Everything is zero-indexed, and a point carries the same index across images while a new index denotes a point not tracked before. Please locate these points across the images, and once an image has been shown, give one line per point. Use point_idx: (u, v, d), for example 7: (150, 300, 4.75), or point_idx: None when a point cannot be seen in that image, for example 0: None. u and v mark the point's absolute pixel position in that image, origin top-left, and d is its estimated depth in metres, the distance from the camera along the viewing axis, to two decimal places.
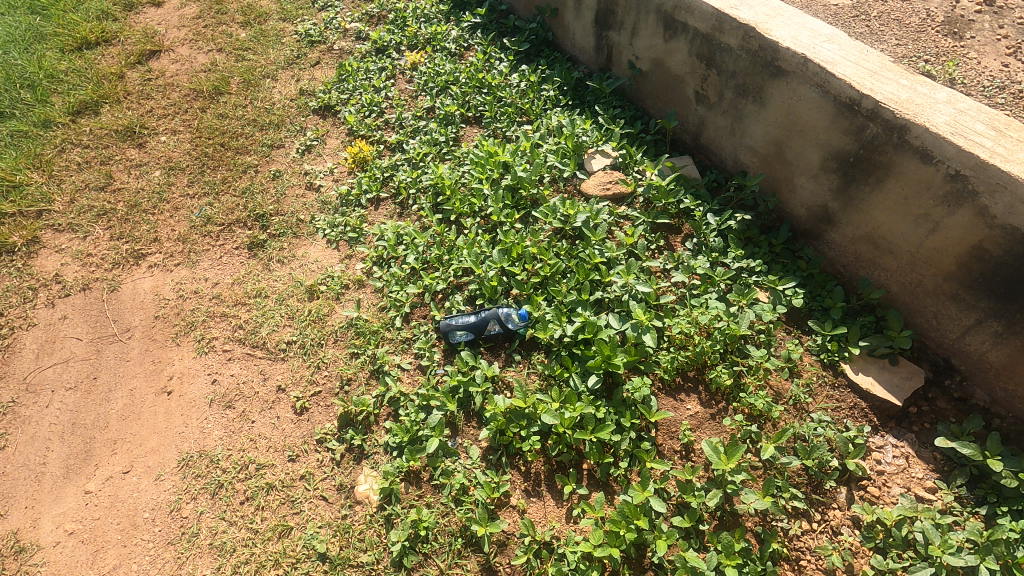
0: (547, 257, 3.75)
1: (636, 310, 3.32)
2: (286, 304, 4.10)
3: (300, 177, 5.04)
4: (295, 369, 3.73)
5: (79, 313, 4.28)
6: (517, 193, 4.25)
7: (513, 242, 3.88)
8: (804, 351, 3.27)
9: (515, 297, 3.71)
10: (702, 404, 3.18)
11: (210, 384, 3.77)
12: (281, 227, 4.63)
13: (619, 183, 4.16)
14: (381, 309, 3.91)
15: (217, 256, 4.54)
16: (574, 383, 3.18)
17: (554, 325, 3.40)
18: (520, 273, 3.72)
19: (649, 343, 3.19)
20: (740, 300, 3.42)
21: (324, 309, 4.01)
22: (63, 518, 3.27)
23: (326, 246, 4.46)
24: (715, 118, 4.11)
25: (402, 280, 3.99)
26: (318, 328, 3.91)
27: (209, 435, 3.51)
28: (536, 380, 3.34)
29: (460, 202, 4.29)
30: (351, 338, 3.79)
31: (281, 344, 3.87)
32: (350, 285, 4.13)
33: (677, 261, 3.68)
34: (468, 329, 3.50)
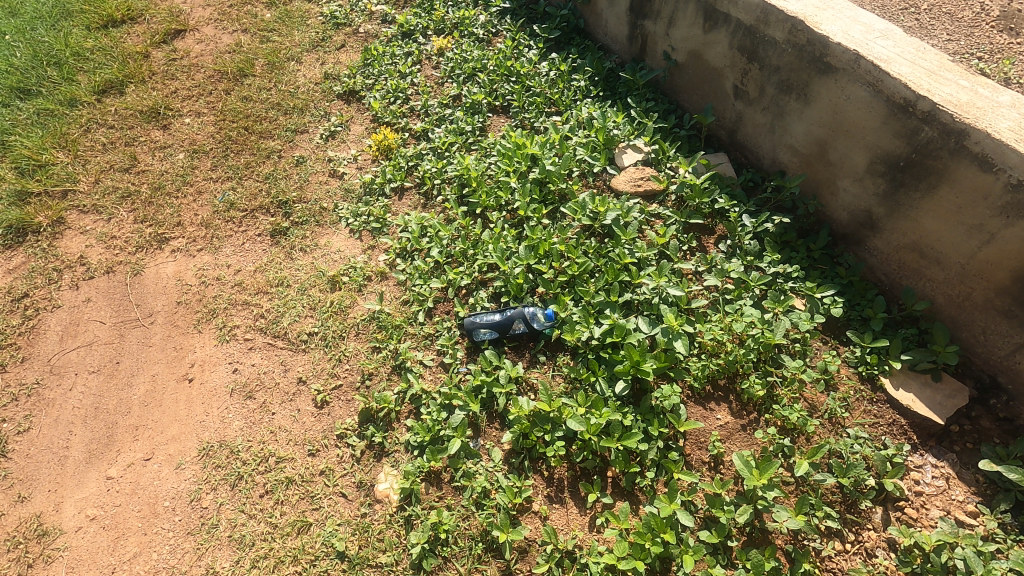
0: (574, 256, 3.65)
1: (668, 314, 3.22)
2: (309, 294, 4.06)
3: (323, 163, 4.97)
4: (317, 361, 3.69)
5: (103, 296, 4.29)
6: (545, 187, 4.13)
7: (541, 239, 3.79)
8: (841, 363, 3.15)
9: (540, 296, 3.63)
10: (732, 414, 3.08)
11: (232, 373, 3.76)
12: (304, 214, 4.57)
13: (651, 180, 4.02)
14: (403, 303, 3.86)
15: (240, 243, 4.50)
16: (600, 387, 3.10)
17: (582, 327, 3.31)
18: (547, 272, 3.62)
19: (680, 349, 3.09)
20: (775, 307, 3.30)
21: (346, 301, 3.95)
22: (85, 503, 3.28)
23: (349, 235, 4.39)
24: (754, 114, 3.95)
25: (425, 274, 3.93)
26: (339, 320, 3.86)
27: (229, 425, 3.50)
28: (561, 383, 3.26)
29: (486, 195, 4.20)
30: (373, 331, 3.74)
31: (303, 335, 3.83)
32: (373, 277, 4.07)
33: (710, 264, 3.56)
34: (491, 326, 3.42)
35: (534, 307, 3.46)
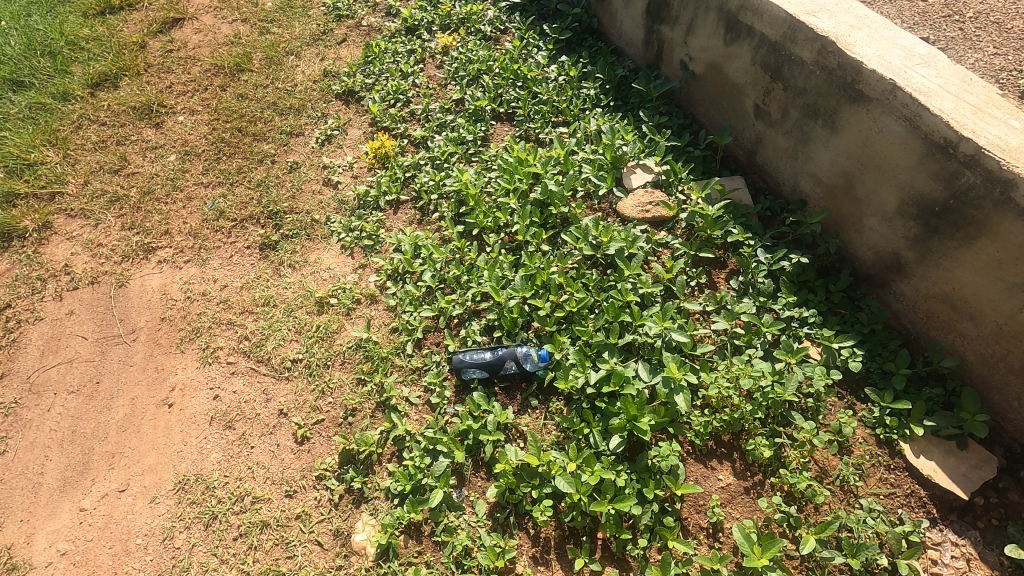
0: (574, 289, 3.41)
1: (670, 363, 2.98)
2: (295, 316, 3.87)
3: (318, 170, 4.73)
4: (300, 391, 3.53)
5: (86, 309, 4.15)
6: (546, 209, 3.87)
7: (538, 268, 3.56)
8: (857, 424, 2.90)
9: (536, 331, 3.41)
10: (735, 474, 2.86)
11: (212, 399, 3.61)
12: (295, 227, 4.36)
13: (660, 206, 3.74)
14: (392, 331, 3.66)
15: (228, 255, 4.32)
16: (594, 441, 2.90)
17: (577, 372, 3.09)
18: (543, 306, 3.38)
19: (681, 404, 2.86)
20: (787, 357, 3.05)
21: (333, 325, 3.77)
22: (56, 536, 3.18)
23: (340, 251, 4.18)
24: (775, 137, 3.64)
25: (416, 300, 3.72)
26: (325, 347, 3.68)
27: (207, 457, 3.37)
28: (552, 432, 3.05)
29: (483, 215, 3.94)
30: (359, 362, 3.55)
31: (286, 362, 3.66)
32: (362, 299, 3.87)
33: (719, 303, 3.31)
34: (480, 364, 3.22)
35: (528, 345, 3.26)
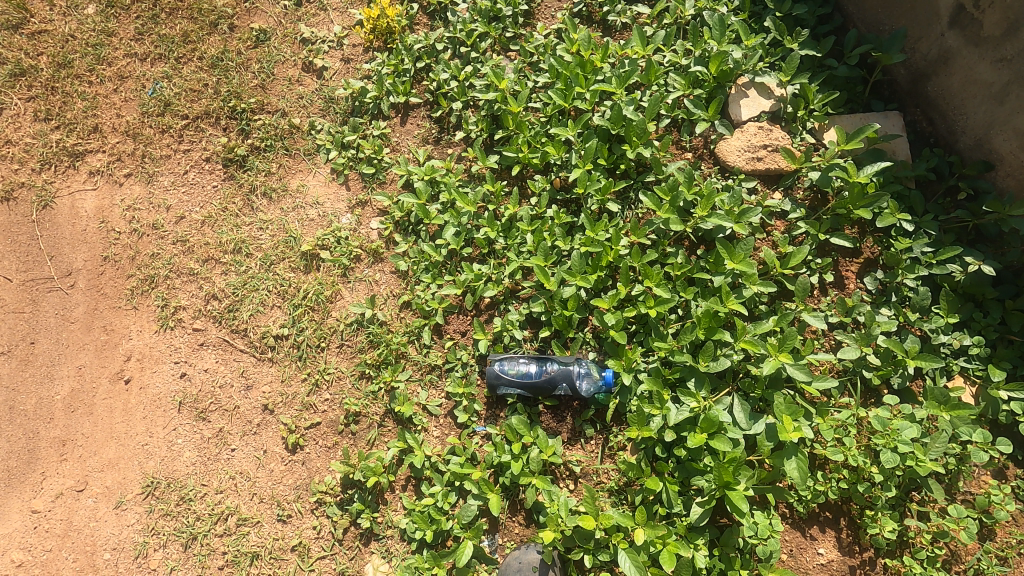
0: (652, 281, 2.49)
1: (782, 411, 2.22)
2: (275, 273, 2.97)
3: (294, 47, 3.38)
4: (287, 380, 2.79)
5: (3, 238, 3.18)
6: (616, 146, 2.76)
7: (602, 242, 2.59)
8: (1011, 500, 2.25)
9: (595, 331, 2.58)
10: (840, 549, 2.29)
11: (178, 378, 2.89)
12: (267, 136, 3.22)
13: (780, 153, 2.62)
14: (403, 308, 2.82)
15: (181, 171, 3.24)
16: (668, 502, 2.27)
17: (652, 408, 2.33)
18: (608, 304, 2.48)
19: (793, 474, 2.16)
20: (939, 408, 2.26)
21: (325, 291, 2.90)
22: (9, 542, 2.71)
23: (330, 178, 3.13)
24: (976, 61, 2.42)
25: (434, 268, 2.81)
26: (317, 320, 2.86)
27: (178, 456, 2.76)
28: (612, 474, 2.42)
29: (527, 146, 2.84)
30: (362, 349, 2.78)
31: (268, 338, 2.86)
32: (362, 256, 2.94)
33: (849, 315, 2.43)
34: (518, 381, 2.44)
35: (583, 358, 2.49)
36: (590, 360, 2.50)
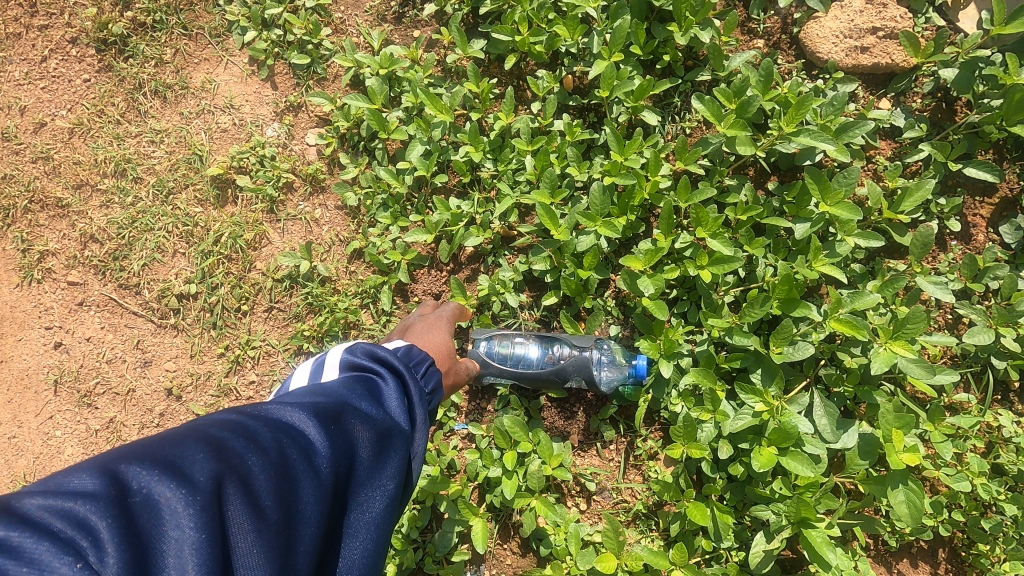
0: (706, 230, 1.73)
1: (888, 422, 1.55)
2: (175, 206, 2.15)
3: None
4: (198, 355, 2.06)
5: None
6: (657, 26, 1.88)
7: (635, 171, 1.80)
8: None
9: (619, 297, 1.86)
10: None
11: (52, 350, 2.13)
12: (156, 7, 2.24)
13: (898, 40, 1.78)
14: (352, 257, 2.06)
15: (37, 56, 2.28)
16: (717, 538, 1.66)
17: (701, 412, 1.67)
18: (642, 263, 1.73)
19: (900, 511, 1.53)
20: None
21: (245, 234, 2.10)
22: None
23: (248, 72, 2.22)
24: None
25: (396, 203, 2.02)
26: (235, 275, 2.09)
27: (58, 454, 2.07)
28: (637, 491, 1.80)
29: (527, 26, 1.95)
30: (298, 314, 2.04)
31: (170, 299, 2.09)
32: (297, 184, 2.13)
33: (979, 281, 1.72)
34: (519, 375, 1.75)
35: (603, 339, 1.79)
36: (612, 340, 1.80)
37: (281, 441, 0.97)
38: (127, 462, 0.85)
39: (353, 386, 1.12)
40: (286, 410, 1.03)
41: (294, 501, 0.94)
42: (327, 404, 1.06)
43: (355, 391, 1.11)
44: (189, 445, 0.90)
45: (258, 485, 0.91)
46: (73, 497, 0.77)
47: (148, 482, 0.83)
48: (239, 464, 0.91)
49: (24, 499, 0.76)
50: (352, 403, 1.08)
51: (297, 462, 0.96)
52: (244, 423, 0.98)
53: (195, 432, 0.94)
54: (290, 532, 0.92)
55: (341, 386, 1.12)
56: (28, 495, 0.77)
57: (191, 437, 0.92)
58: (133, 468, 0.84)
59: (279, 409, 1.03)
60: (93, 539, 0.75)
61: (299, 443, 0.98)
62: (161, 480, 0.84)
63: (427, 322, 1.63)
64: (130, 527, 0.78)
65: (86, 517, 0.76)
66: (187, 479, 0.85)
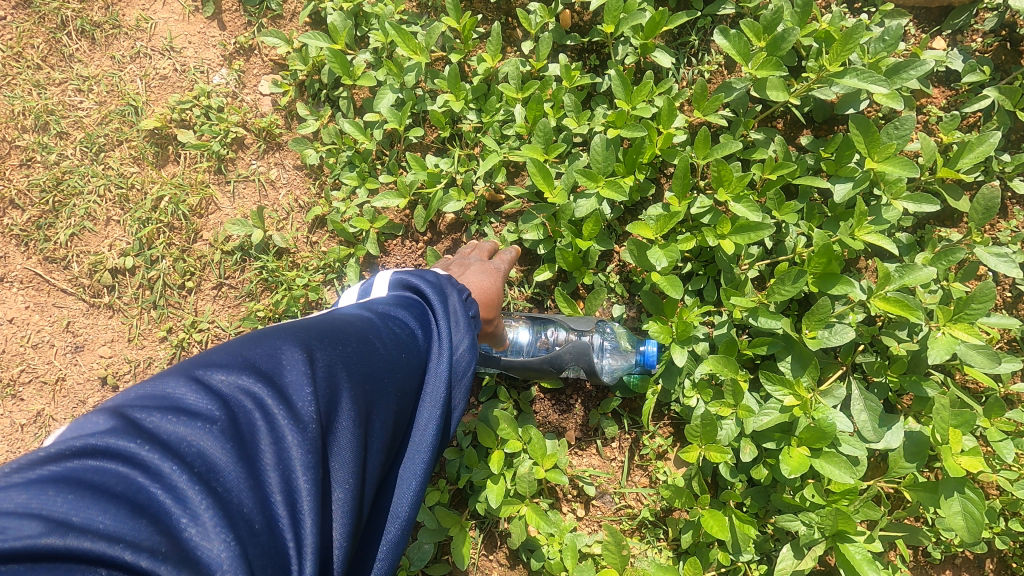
0: (728, 191, 1.46)
1: (943, 420, 1.29)
2: (107, 167, 1.84)
3: None
4: (137, 339, 1.79)
5: None
6: None
7: (646, 121, 1.51)
8: None
9: (623, 271, 1.61)
10: None
11: None
12: None
13: None
14: (314, 226, 1.77)
15: None
16: (738, 551, 1.43)
17: (720, 407, 1.42)
18: (652, 233, 1.46)
19: (959, 524, 1.28)
20: None
21: (190, 199, 1.81)
22: None
23: (190, 6, 1.88)
24: None
25: (364, 162, 1.73)
26: (179, 248, 1.80)
27: None
28: (643, 493, 1.56)
29: None
30: (253, 292, 1.77)
31: (103, 274, 1.80)
32: (249, 141, 1.83)
33: None
34: (513, 366, 1.49)
35: (605, 321, 1.54)
36: (616, 323, 1.55)
37: (355, 347, 0.87)
38: (213, 367, 0.77)
39: (407, 303, 1.01)
40: (350, 318, 0.92)
41: (376, 421, 0.86)
42: (388, 319, 0.95)
43: (411, 309, 1.00)
44: (271, 346, 0.81)
45: (344, 396, 0.82)
46: (174, 408, 0.70)
47: (247, 400, 0.74)
48: (326, 366, 0.82)
49: (128, 411, 0.69)
50: (407, 321, 0.98)
51: (375, 372, 0.87)
52: (313, 325, 0.88)
53: (277, 338, 0.83)
54: (373, 454, 0.86)
55: (403, 304, 1.01)
56: (128, 407, 0.70)
57: (268, 339, 0.83)
58: (222, 373, 0.76)
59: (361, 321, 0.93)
60: (203, 453, 0.68)
61: (373, 350, 0.88)
62: (255, 389, 0.76)
63: (480, 271, 1.38)
64: (234, 438, 0.71)
65: (193, 431, 0.69)
66: (280, 386, 0.77)
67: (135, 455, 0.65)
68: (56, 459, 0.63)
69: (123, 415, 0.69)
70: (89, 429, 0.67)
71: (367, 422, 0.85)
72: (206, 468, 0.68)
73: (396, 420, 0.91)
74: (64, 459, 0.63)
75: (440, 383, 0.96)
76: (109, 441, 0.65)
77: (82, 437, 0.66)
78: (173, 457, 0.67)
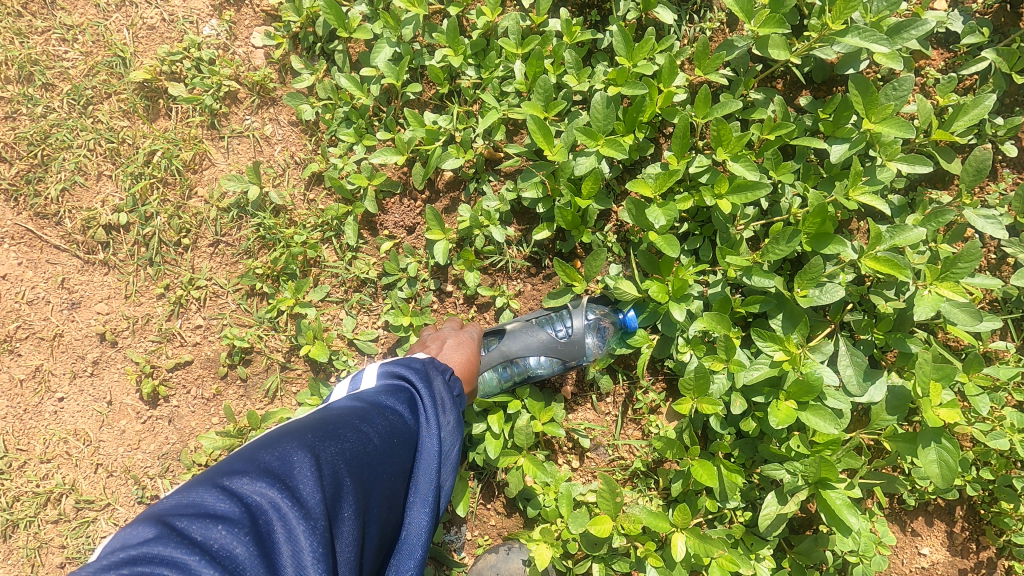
0: (727, 151, 1.46)
1: (925, 374, 1.35)
2: (98, 120, 1.79)
3: None
4: (134, 296, 1.79)
5: None
6: None
7: (647, 80, 1.50)
8: None
9: (621, 231, 1.63)
10: (952, 549, 1.60)
11: None
12: None
13: None
14: (311, 183, 1.76)
15: None
16: (723, 498, 1.50)
17: (713, 362, 1.46)
18: (651, 191, 1.47)
19: (933, 471, 1.36)
20: None
21: (184, 154, 1.78)
22: None
23: None
24: None
25: (361, 119, 1.71)
26: (174, 205, 1.78)
27: None
28: (635, 446, 1.63)
29: None
30: (250, 249, 1.76)
31: (97, 230, 1.78)
32: (242, 96, 1.79)
33: None
34: (524, 383, 1.58)
35: (587, 319, 1.55)
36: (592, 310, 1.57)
37: (353, 440, 0.97)
38: (235, 473, 0.87)
39: (400, 388, 1.11)
40: (346, 411, 1.02)
41: (372, 508, 0.96)
42: (384, 407, 1.05)
43: (402, 395, 1.10)
44: (281, 449, 0.91)
45: (345, 488, 0.92)
46: (205, 514, 0.81)
47: (265, 501, 0.85)
48: (330, 464, 0.92)
49: (166, 519, 0.79)
50: (401, 407, 1.07)
51: (373, 463, 0.97)
52: (315, 424, 0.98)
53: (285, 441, 0.93)
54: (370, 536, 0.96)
55: (393, 391, 1.10)
56: (166, 515, 0.80)
57: (278, 442, 0.93)
58: (243, 480, 0.86)
59: (356, 416, 1.01)
60: (233, 554, 0.78)
61: (368, 443, 0.98)
62: (271, 491, 0.86)
63: (456, 345, 1.41)
64: (258, 538, 0.82)
65: (223, 534, 0.80)
66: (292, 486, 0.87)
67: (180, 557, 0.75)
68: (110, 564, 0.73)
69: (161, 524, 0.78)
70: (132, 538, 0.76)
71: (365, 510, 0.95)
72: (232, 566, 0.77)
73: (393, 502, 1.02)
74: (117, 564, 0.72)
75: (431, 464, 1.06)
76: (156, 548, 0.75)
77: (130, 546, 0.75)
78: (210, 559, 0.76)
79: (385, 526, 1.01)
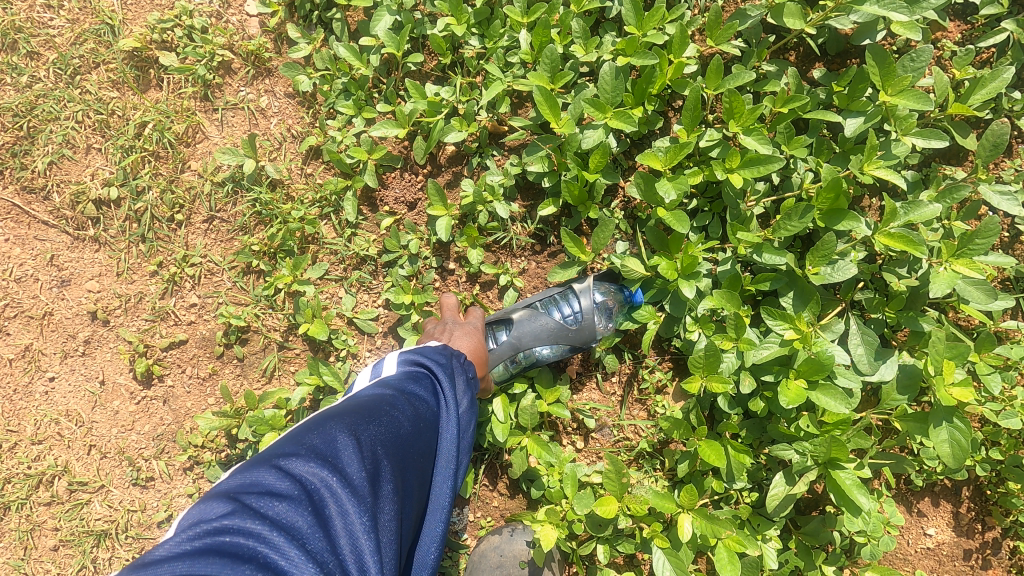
0: (739, 124, 1.42)
1: (937, 352, 1.33)
2: (86, 90, 1.72)
3: None
4: (126, 273, 1.73)
5: None
6: None
7: (657, 50, 1.45)
8: None
9: (628, 208, 1.59)
10: (959, 530, 1.59)
11: None
12: None
13: None
14: (308, 157, 1.71)
15: None
16: (730, 479, 1.48)
17: (723, 341, 1.43)
18: (660, 164, 1.43)
19: (943, 451, 1.34)
20: None
21: (176, 127, 1.72)
22: None
23: None
24: None
25: (360, 90, 1.65)
26: (166, 180, 1.72)
27: None
28: (640, 427, 1.60)
29: None
30: (246, 226, 1.71)
31: (87, 205, 1.72)
32: (236, 66, 1.73)
33: None
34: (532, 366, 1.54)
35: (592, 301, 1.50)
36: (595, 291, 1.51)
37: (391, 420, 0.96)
38: (288, 456, 0.87)
39: (421, 374, 1.09)
40: (377, 395, 1.01)
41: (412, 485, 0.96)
42: (412, 391, 1.04)
43: (427, 380, 1.09)
44: (327, 431, 0.90)
45: (388, 465, 0.91)
46: (267, 492, 0.81)
47: (319, 478, 0.84)
48: (372, 444, 0.91)
49: (237, 496, 0.80)
50: (426, 393, 1.06)
51: (408, 444, 0.96)
52: (353, 407, 0.97)
53: (330, 423, 0.92)
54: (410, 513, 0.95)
55: (419, 376, 1.09)
56: (234, 492, 0.81)
57: (320, 426, 0.92)
58: (297, 460, 0.86)
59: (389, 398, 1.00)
60: (300, 527, 0.78)
61: (402, 425, 0.96)
62: (323, 469, 0.85)
63: (464, 332, 1.38)
64: (316, 512, 0.81)
65: (288, 509, 0.80)
66: (341, 463, 0.86)
67: (253, 528, 0.76)
68: (192, 538, 0.73)
69: (234, 500, 0.79)
70: (208, 514, 0.77)
71: (405, 487, 0.94)
72: (298, 535, 0.77)
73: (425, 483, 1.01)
74: (199, 538, 0.73)
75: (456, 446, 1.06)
76: (232, 521, 0.76)
77: (206, 521, 0.76)
78: (277, 529, 0.77)
79: (418, 507, 1.00)
